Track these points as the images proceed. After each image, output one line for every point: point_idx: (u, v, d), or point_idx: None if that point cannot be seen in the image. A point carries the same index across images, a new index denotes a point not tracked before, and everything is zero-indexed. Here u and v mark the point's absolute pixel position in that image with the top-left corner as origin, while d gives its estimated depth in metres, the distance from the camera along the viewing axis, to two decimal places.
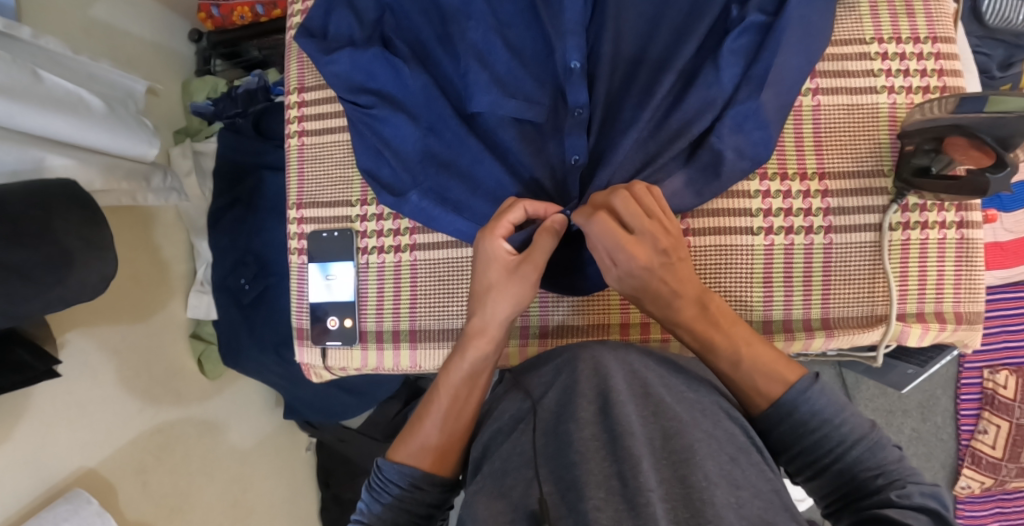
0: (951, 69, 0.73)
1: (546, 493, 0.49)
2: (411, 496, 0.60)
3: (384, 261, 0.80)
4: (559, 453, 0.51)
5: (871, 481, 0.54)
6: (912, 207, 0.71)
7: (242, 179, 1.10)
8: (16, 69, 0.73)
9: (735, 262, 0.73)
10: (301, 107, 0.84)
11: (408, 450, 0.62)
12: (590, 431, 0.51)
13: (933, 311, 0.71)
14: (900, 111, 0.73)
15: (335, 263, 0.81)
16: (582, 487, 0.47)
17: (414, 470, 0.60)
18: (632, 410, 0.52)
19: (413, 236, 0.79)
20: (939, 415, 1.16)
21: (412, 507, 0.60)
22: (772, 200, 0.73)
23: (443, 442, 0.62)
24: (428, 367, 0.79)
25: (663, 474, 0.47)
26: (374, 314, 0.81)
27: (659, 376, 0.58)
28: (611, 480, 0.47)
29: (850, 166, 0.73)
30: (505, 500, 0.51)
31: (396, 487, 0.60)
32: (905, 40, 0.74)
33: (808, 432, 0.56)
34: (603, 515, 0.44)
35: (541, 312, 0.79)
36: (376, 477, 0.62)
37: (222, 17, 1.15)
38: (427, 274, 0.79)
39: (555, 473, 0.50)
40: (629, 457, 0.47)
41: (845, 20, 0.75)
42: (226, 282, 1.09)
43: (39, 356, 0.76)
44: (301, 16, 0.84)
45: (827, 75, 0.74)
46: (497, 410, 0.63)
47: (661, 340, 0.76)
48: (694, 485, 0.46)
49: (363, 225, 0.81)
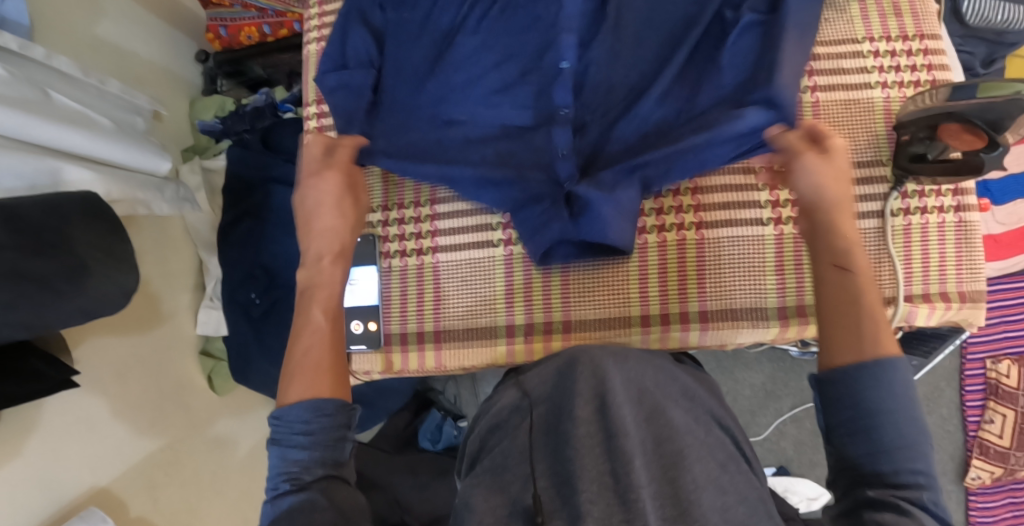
0: (939, 63, 0.77)
1: (542, 488, 0.51)
2: (324, 427, 0.57)
3: (407, 264, 0.81)
4: (558, 451, 0.52)
5: (902, 475, 0.49)
6: (911, 193, 0.74)
7: (250, 193, 1.10)
8: (28, 87, 0.75)
9: (749, 252, 0.75)
10: (321, 118, 0.87)
11: (295, 387, 0.59)
12: (586, 429, 0.52)
13: (938, 292, 0.73)
14: (894, 104, 0.76)
15: (359, 268, 0.81)
16: (576, 481, 0.49)
17: (317, 400, 0.57)
18: (628, 412, 0.53)
19: (435, 238, 0.80)
20: (945, 407, 1.17)
21: (326, 437, 0.56)
22: (780, 193, 0.75)
23: (332, 365, 0.61)
24: (453, 367, 0.79)
25: (657, 472, 0.50)
26: (398, 316, 0.80)
27: (654, 384, 0.59)
28: (604, 476, 0.49)
29: (850, 157, 0.75)
30: (503, 495, 0.52)
31: (305, 424, 0.57)
32: (894, 38, 0.78)
33: (874, 396, 0.51)
34: (597, 508, 0.47)
35: (564, 307, 0.77)
36: (278, 426, 0.58)
37: (229, 37, 1.17)
38: (450, 276, 0.80)
39: (551, 468, 0.52)
40: (622, 456, 0.49)
41: (837, 22, 0.79)
42: (235, 296, 1.10)
43: (53, 364, 0.77)
44: (317, 45, 0.87)
45: (823, 73, 0.77)
46: (494, 405, 0.64)
47: (682, 328, 0.75)
48: (681, 483, 0.49)
49: (384, 230, 0.82)
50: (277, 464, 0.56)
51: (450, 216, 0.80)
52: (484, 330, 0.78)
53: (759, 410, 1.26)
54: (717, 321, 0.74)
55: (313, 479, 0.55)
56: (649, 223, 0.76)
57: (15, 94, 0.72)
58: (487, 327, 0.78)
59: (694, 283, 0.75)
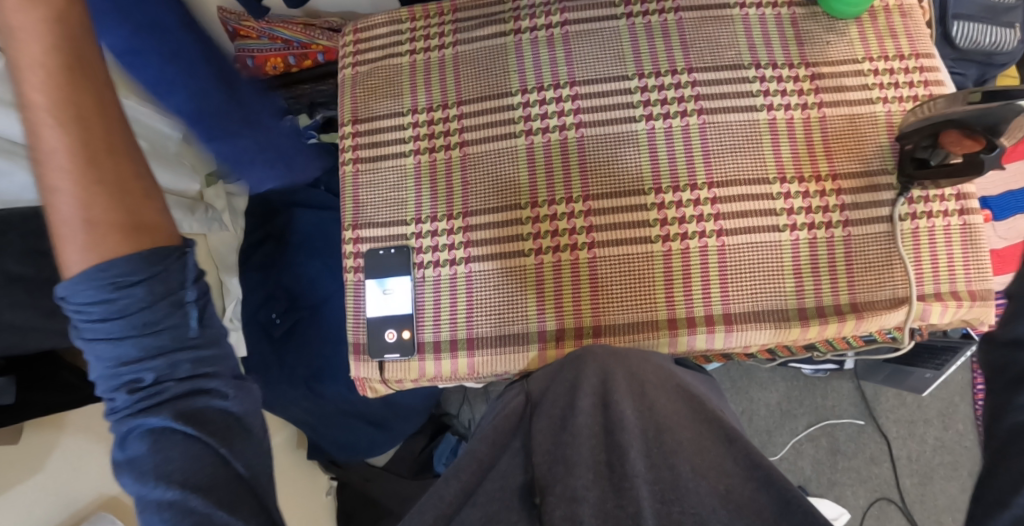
0: (935, 79, 0.82)
1: (538, 466, 0.59)
2: (139, 306, 0.51)
3: (440, 274, 0.83)
4: (558, 437, 0.61)
5: None
6: (917, 199, 0.77)
7: (273, 216, 1.12)
8: None
9: (768, 258, 0.77)
10: (356, 136, 0.89)
11: (75, 255, 0.50)
12: (587, 420, 0.61)
13: (949, 291, 0.76)
14: (895, 117, 0.80)
15: (392, 278, 0.84)
16: (572, 467, 0.57)
17: (105, 270, 0.49)
18: (627, 406, 0.62)
19: (468, 248, 0.83)
20: (960, 421, 1.22)
21: (153, 319, 0.52)
22: (794, 201, 0.78)
23: (121, 217, 0.51)
24: (486, 373, 0.81)
25: (653, 460, 0.58)
26: (431, 324, 0.83)
27: (656, 377, 0.66)
28: (601, 466, 0.58)
29: (858, 167, 0.79)
30: (497, 468, 0.61)
31: (103, 309, 0.50)
32: (892, 58, 0.82)
33: None
34: (592, 494, 0.55)
35: (593, 312, 0.79)
36: (78, 317, 0.51)
37: (255, 67, 1.17)
38: (481, 284, 0.82)
39: (549, 451, 0.60)
40: (619, 449, 0.58)
41: (839, 44, 0.83)
42: (257, 316, 1.09)
43: (85, 378, 0.78)
44: (352, 69, 0.93)
45: (828, 90, 0.82)
46: (503, 397, 0.73)
47: (707, 329, 0.77)
48: (679, 472, 0.56)
49: (418, 241, 0.84)
50: (106, 358, 0.52)
51: (481, 226, 0.83)
52: (516, 336, 0.80)
53: (776, 430, 1.26)
54: (740, 323, 0.76)
55: (176, 378, 0.54)
56: (673, 231, 0.79)
57: None
58: (521, 333, 0.80)
59: (717, 287, 0.78)
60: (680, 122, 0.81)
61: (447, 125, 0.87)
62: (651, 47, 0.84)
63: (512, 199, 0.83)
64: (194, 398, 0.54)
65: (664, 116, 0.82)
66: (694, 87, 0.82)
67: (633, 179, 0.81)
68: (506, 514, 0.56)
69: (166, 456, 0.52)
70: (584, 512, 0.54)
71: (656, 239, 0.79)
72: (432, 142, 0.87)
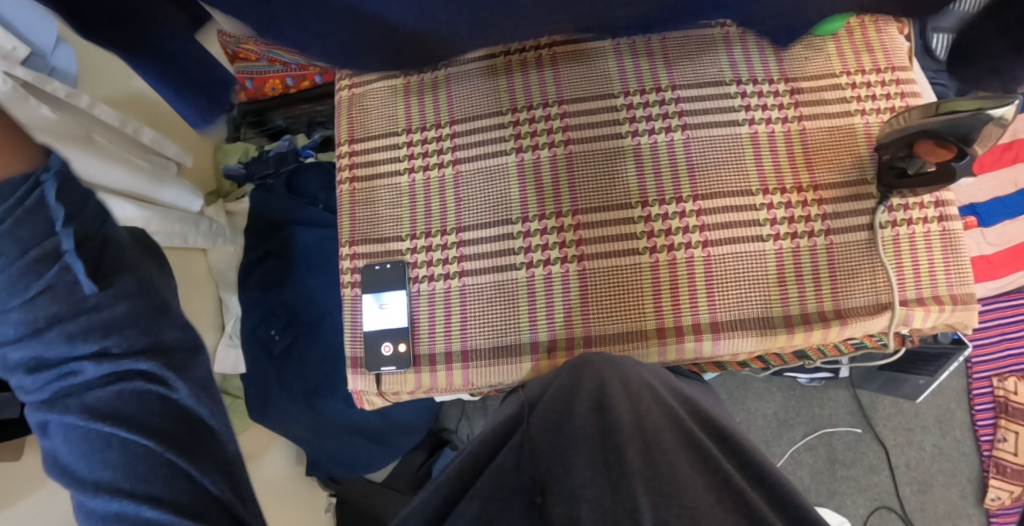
0: (911, 91, 0.84)
1: (537, 468, 0.60)
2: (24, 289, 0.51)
3: (435, 288, 0.85)
4: (556, 439, 0.62)
5: None
6: (896, 207, 0.79)
7: (273, 233, 1.14)
8: (74, 127, 0.78)
9: (754, 267, 0.79)
10: (352, 156, 0.93)
11: None
12: (583, 422, 0.63)
13: (931, 295, 0.77)
14: (873, 128, 0.83)
15: (388, 292, 0.86)
16: (571, 467, 0.59)
17: None
18: (622, 409, 0.63)
19: (461, 263, 0.85)
20: (956, 428, 1.22)
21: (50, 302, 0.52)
22: (777, 211, 0.80)
23: None
24: (481, 385, 0.83)
25: (652, 457, 0.59)
26: (427, 337, 0.85)
27: (651, 380, 0.67)
28: (598, 463, 0.59)
29: (838, 177, 0.81)
30: (497, 469, 0.61)
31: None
32: (868, 71, 0.85)
33: None
34: (591, 490, 0.56)
35: (584, 322, 0.81)
36: None
37: (256, 88, 1.23)
38: (473, 297, 0.84)
39: (547, 452, 0.61)
40: (616, 448, 0.59)
41: (817, 60, 0.86)
42: (257, 333, 1.11)
43: None
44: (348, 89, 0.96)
45: (808, 104, 0.84)
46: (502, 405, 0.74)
47: (696, 337, 0.78)
48: (676, 468, 0.58)
49: (414, 257, 0.87)
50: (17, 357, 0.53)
51: (474, 241, 0.85)
52: (510, 348, 0.82)
53: (773, 440, 1.26)
54: (727, 330, 0.78)
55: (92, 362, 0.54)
56: (660, 242, 0.81)
57: (59, 126, 0.75)
58: (515, 344, 0.81)
59: (704, 295, 0.79)
60: (665, 137, 0.84)
61: (439, 144, 0.90)
62: (635, 66, 0.87)
63: (504, 214, 0.85)
64: (123, 384, 0.56)
65: (650, 132, 0.84)
66: (678, 103, 0.85)
67: (621, 193, 0.83)
68: (505, 514, 0.57)
69: (104, 458, 0.53)
70: (582, 509, 0.55)
71: (644, 251, 0.81)
72: (426, 160, 0.90)
